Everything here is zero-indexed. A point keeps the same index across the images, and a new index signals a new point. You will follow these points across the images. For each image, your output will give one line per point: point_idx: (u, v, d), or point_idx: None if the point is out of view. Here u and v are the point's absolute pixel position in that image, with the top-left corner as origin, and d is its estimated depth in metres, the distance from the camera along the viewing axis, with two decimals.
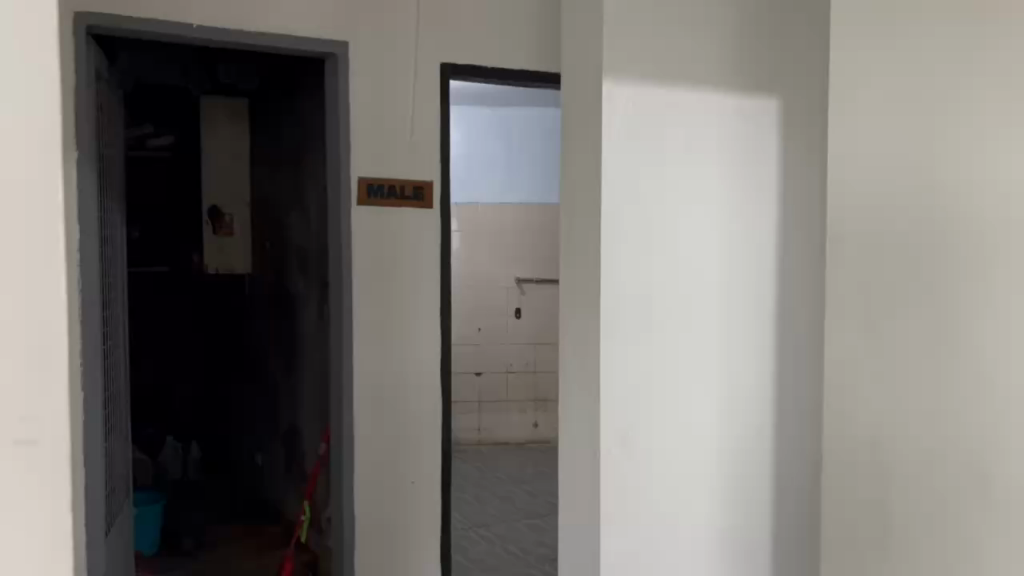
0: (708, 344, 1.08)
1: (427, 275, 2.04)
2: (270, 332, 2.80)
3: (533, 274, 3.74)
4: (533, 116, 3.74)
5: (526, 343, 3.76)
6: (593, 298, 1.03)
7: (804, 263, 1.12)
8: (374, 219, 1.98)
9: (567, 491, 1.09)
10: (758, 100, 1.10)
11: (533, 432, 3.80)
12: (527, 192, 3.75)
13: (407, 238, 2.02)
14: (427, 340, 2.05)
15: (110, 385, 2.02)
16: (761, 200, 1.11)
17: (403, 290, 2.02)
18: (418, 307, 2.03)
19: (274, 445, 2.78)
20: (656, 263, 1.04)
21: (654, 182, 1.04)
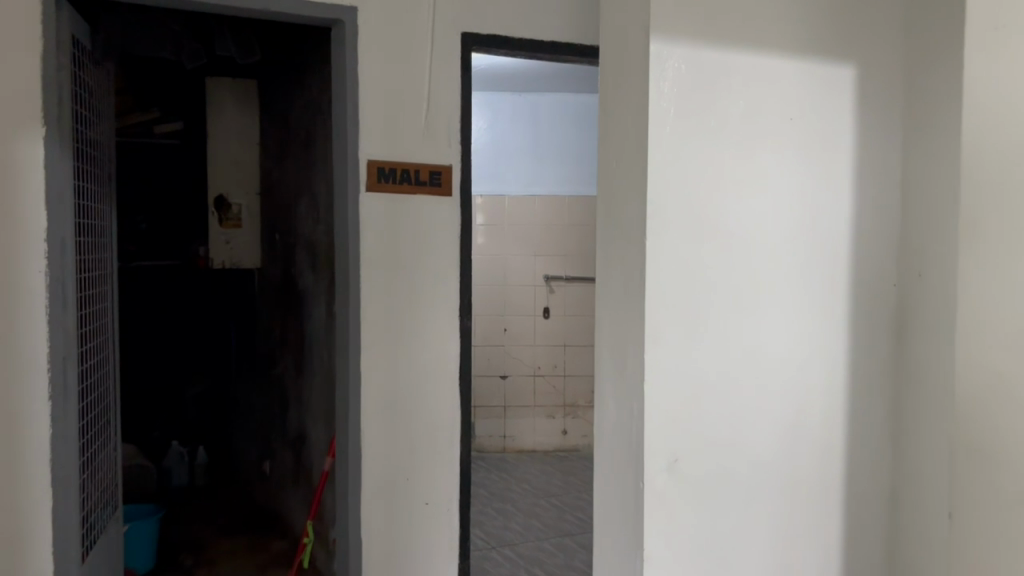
0: (768, 357, 0.91)
1: (444, 274, 1.82)
2: (280, 332, 2.58)
3: (563, 271, 3.51)
4: (563, 102, 3.50)
5: (554, 344, 3.53)
6: (635, 293, 0.87)
7: (875, 258, 0.95)
8: (387, 210, 1.76)
9: (606, 511, 0.95)
10: (830, 68, 0.92)
11: (561, 439, 3.57)
12: (557, 184, 3.52)
13: (422, 233, 1.80)
14: (444, 345, 1.83)
15: (88, 393, 1.83)
16: (830, 184, 0.93)
17: (419, 291, 1.79)
18: (433, 310, 1.81)
19: (282, 451, 2.57)
20: (709, 260, 0.87)
21: (708, 164, 0.87)
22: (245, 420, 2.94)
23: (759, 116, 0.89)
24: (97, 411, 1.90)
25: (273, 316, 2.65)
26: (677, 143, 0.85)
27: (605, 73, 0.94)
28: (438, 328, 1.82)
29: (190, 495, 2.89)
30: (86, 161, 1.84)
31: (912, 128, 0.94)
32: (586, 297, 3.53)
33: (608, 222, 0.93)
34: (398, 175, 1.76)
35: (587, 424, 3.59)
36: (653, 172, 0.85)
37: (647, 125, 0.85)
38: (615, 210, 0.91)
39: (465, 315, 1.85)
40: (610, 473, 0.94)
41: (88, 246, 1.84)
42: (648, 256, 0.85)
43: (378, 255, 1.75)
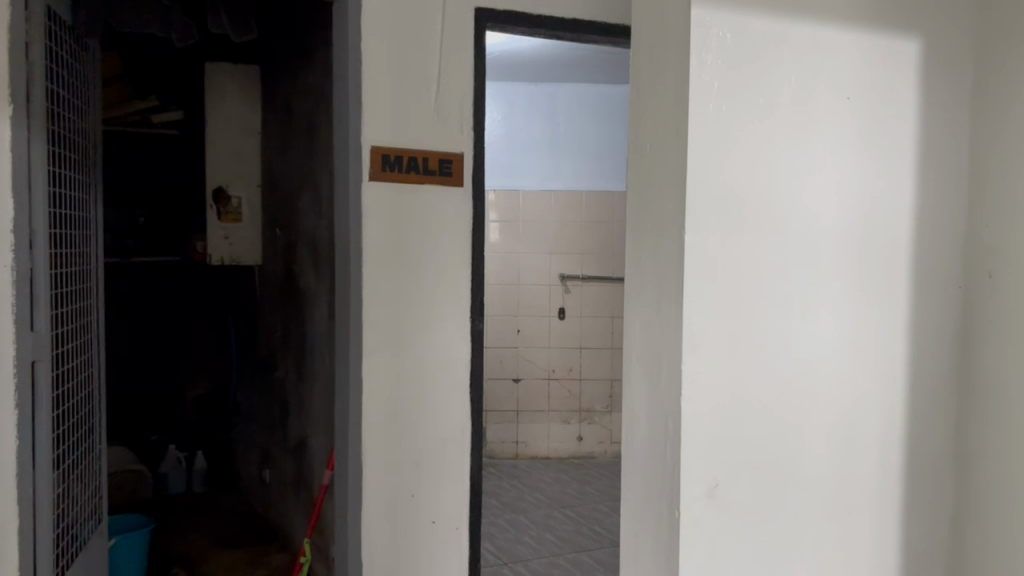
0: (822, 380, 0.75)
1: (454, 275, 1.67)
2: (280, 332, 2.44)
3: (580, 270, 3.35)
4: (581, 92, 3.34)
5: (569, 347, 3.37)
6: (671, 303, 0.72)
7: (942, 260, 0.80)
8: (391, 203, 1.60)
9: (634, 559, 0.79)
10: (888, 40, 0.76)
11: (576, 446, 3.41)
12: (574, 178, 3.36)
13: (431, 229, 1.64)
14: (454, 349, 1.67)
15: (66, 399, 1.69)
16: (893, 174, 0.77)
17: (425, 294, 1.64)
18: (440, 314, 1.66)
19: (282, 458, 2.42)
20: (757, 262, 0.72)
21: (760, 147, 0.71)
22: (246, 424, 2.80)
23: (813, 93, 0.73)
24: (76, 420, 1.75)
25: (273, 316, 2.51)
26: (721, 126, 0.70)
27: (635, 50, 0.79)
28: (446, 333, 1.66)
29: (187, 503, 2.75)
30: (64, 148, 1.70)
31: (987, 109, 0.78)
32: (604, 297, 3.37)
33: (637, 221, 0.78)
34: (405, 164, 1.61)
35: (604, 430, 3.41)
36: (694, 158, 0.69)
37: (686, 102, 0.70)
38: (645, 206, 0.76)
39: (477, 319, 1.70)
40: (640, 518, 0.78)
41: (63, 239, 1.69)
42: (688, 257, 0.70)
43: (381, 253, 1.60)
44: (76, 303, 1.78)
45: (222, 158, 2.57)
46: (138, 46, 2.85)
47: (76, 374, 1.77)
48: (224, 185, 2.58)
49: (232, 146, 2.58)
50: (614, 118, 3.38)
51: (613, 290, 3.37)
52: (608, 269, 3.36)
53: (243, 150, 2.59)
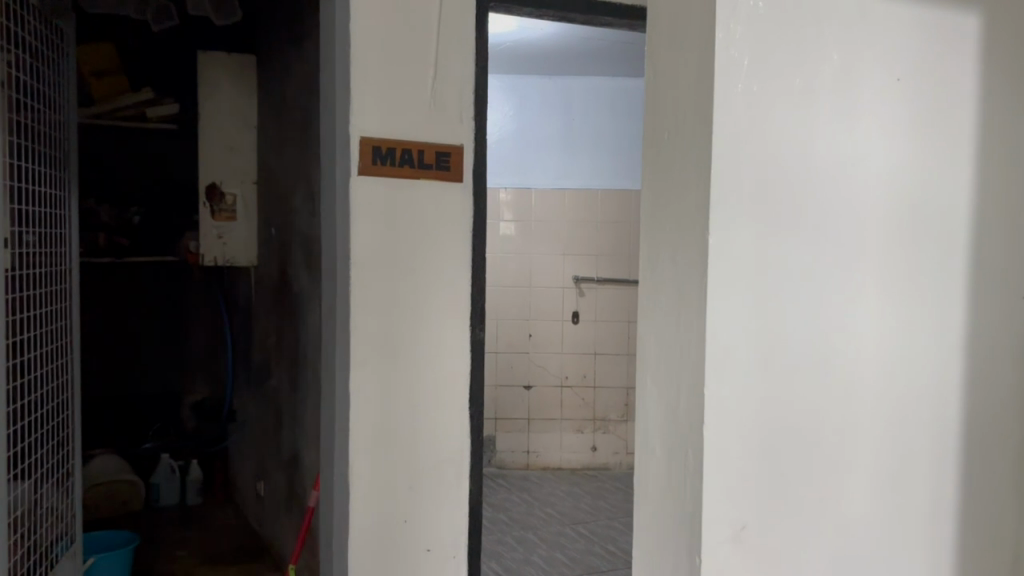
0: (866, 416, 0.60)
1: (452, 281, 1.52)
2: (275, 337, 2.30)
3: (595, 272, 3.19)
4: (597, 86, 3.19)
5: (583, 353, 3.22)
6: (691, 333, 0.58)
7: (1007, 279, 0.64)
8: (382, 200, 1.45)
9: None
10: (952, 11, 0.61)
11: (590, 456, 3.25)
12: (589, 176, 3.21)
13: (426, 230, 1.49)
14: (451, 361, 1.53)
15: (19, 415, 1.57)
16: (948, 172, 0.62)
17: (420, 301, 1.49)
18: (436, 323, 1.51)
19: (276, 471, 2.29)
20: (789, 279, 0.57)
21: (800, 124, 0.57)
22: (242, 433, 2.67)
23: (863, 62, 0.58)
24: (32, 437, 1.62)
25: (268, 320, 2.37)
26: (753, 112, 0.56)
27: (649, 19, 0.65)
28: (443, 344, 1.52)
29: (179, 516, 2.63)
30: (21, 143, 1.57)
31: None
32: (620, 300, 3.21)
33: (649, 228, 0.64)
34: (398, 157, 1.46)
35: (618, 440, 3.26)
36: (721, 135, 0.55)
37: (710, 82, 0.56)
38: (659, 199, 0.62)
39: (478, 328, 1.55)
40: None
41: (18, 242, 1.56)
42: (711, 260, 0.55)
43: (371, 256, 1.45)
44: (36, 309, 1.65)
45: (216, 153, 2.43)
46: (134, 39, 2.76)
47: (34, 387, 1.64)
48: (219, 181, 2.44)
49: (227, 141, 2.45)
50: (632, 113, 3.22)
51: (629, 292, 3.21)
52: (624, 271, 3.20)
53: (237, 145, 2.46)
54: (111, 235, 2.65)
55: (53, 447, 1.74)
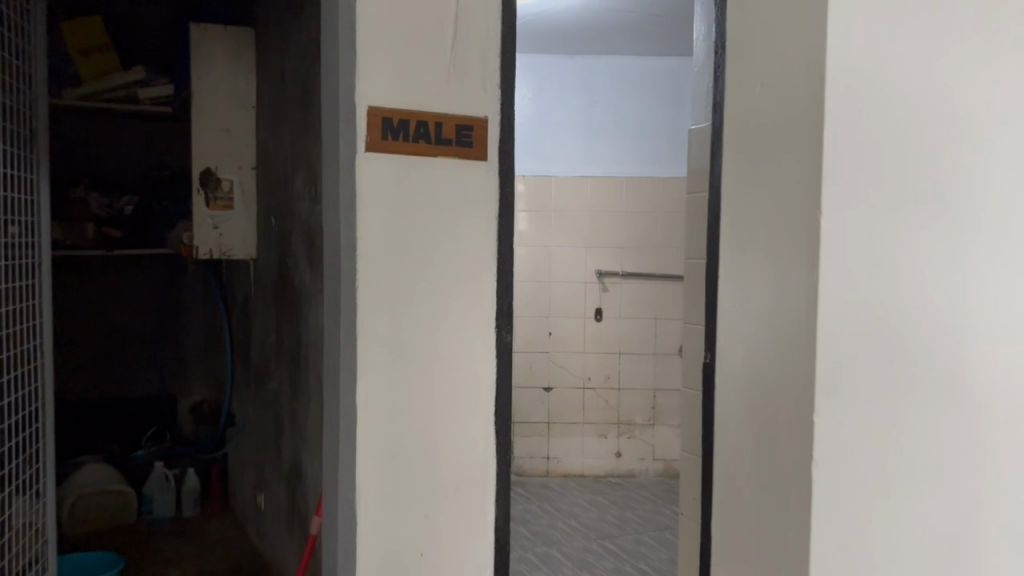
0: (979, 378, 0.64)
1: (474, 276, 1.31)
2: (275, 335, 2.10)
3: (620, 266, 2.97)
4: (623, 66, 2.97)
5: (607, 352, 3.00)
6: (793, 298, 0.64)
7: None
8: (392, 181, 1.24)
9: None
10: None
11: (614, 463, 3.04)
12: (613, 163, 3.00)
13: (445, 217, 1.28)
14: (473, 367, 1.32)
15: None
16: None
17: (437, 299, 1.28)
18: (455, 325, 1.30)
19: (276, 484, 2.09)
20: (902, 247, 0.62)
21: (910, 95, 0.61)
22: (241, 439, 2.47)
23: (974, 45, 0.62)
24: None
25: (267, 318, 2.17)
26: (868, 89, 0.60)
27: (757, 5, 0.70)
28: (464, 349, 1.31)
29: (174, 529, 2.43)
30: None
31: None
32: (646, 297, 2.98)
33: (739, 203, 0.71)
34: (412, 130, 1.24)
35: (645, 445, 3.03)
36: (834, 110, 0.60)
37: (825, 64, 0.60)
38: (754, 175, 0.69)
39: (504, 330, 1.34)
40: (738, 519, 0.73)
41: None
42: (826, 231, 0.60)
43: (380, 246, 1.24)
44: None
45: (209, 136, 2.22)
46: (126, 15, 2.58)
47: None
48: (213, 166, 2.23)
49: (220, 122, 2.24)
50: (659, 96, 3.00)
51: (657, 288, 2.98)
52: (650, 265, 2.97)
53: (233, 127, 2.25)
54: (102, 226, 2.45)
55: (21, 463, 1.54)
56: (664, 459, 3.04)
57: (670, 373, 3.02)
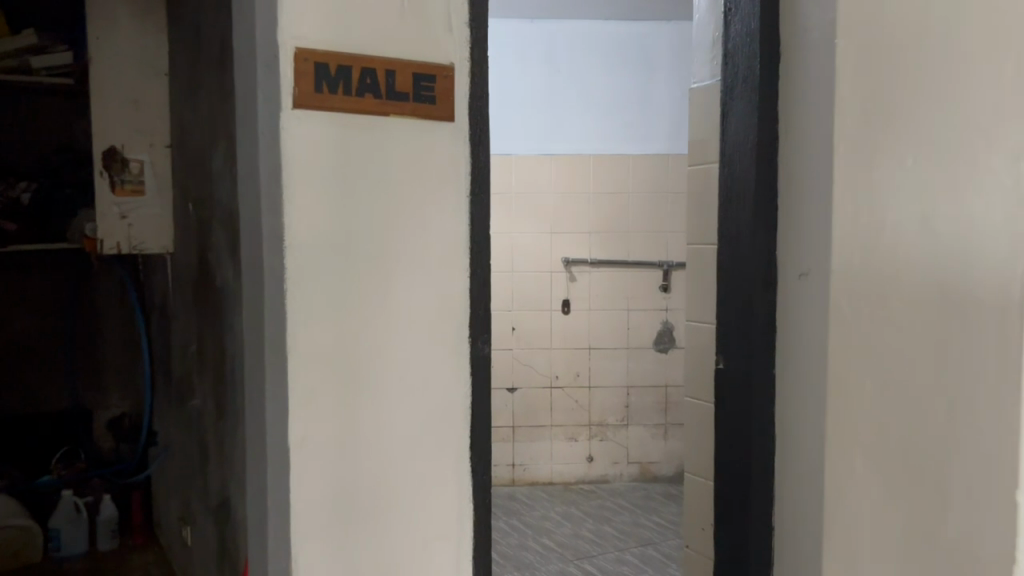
0: None
1: (438, 274, 1.02)
2: (196, 343, 1.77)
3: (589, 253, 2.70)
4: (588, 31, 2.68)
5: (576, 348, 2.73)
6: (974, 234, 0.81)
7: None
8: (329, 150, 0.94)
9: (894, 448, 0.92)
10: None
11: (586, 468, 2.77)
12: (579, 139, 2.71)
13: (400, 196, 0.98)
14: (443, 387, 1.03)
15: None
16: None
17: (393, 304, 0.99)
18: (415, 337, 1.01)
19: (204, 515, 1.77)
20: None
21: None
22: (164, 460, 2.13)
23: None
24: None
25: (188, 322, 1.84)
26: None
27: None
28: (429, 369, 1.02)
29: (86, 569, 2.09)
30: None
31: None
32: (617, 287, 2.72)
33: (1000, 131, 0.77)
34: (356, 81, 0.95)
35: (619, 448, 2.77)
36: None
37: None
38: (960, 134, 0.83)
39: (480, 341, 1.05)
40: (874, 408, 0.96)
41: None
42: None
43: (315, 235, 0.93)
44: None
45: (115, 110, 1.87)
46: None
47: None
48: (119, 145, 1.89)
49: (128, 93, 1.90)
50: (628, 66, 2.71)
51: (628, 277, 2.72)
52: (621, 251, 2.71)
53: (143, 99, 1.91)
54: None
55: None
56: (639, 462, 2.77)
57: (644, 368, 2.75)
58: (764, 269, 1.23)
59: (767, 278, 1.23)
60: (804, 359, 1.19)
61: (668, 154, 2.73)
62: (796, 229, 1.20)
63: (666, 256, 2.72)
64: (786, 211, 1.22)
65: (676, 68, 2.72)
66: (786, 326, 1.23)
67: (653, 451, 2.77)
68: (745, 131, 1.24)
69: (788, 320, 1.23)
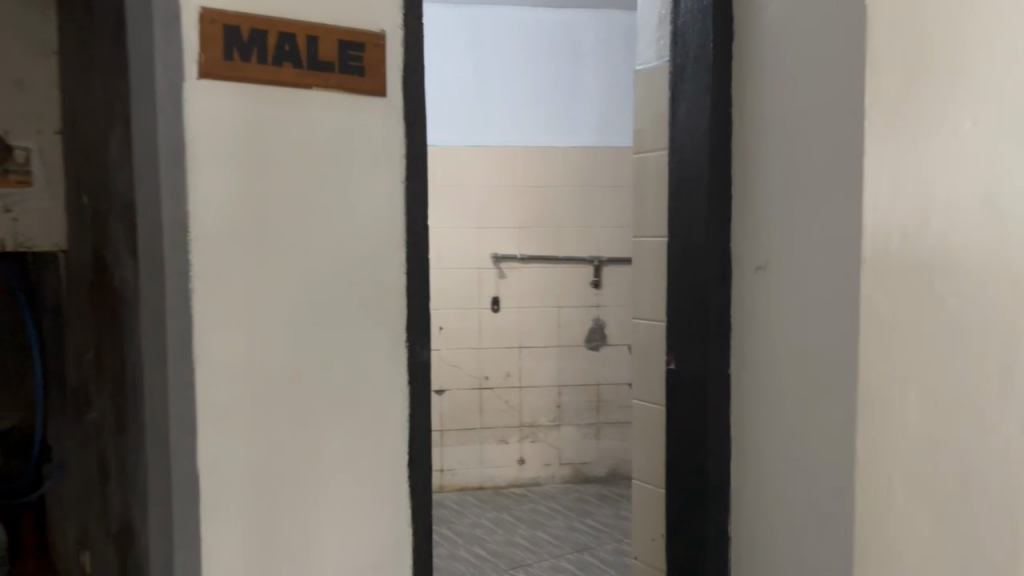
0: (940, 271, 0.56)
1: (370, 271, 0.90)
2: (90, 351, 1.59)
3: (518, 249, 2.60)
4: (515, 18, 2.58)
5: (506, 347, 2.63)
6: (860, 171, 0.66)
7: None
8: (242, 128, 0.81)
9: None
10: None
11: (516, 471, 2.67)
12: (507, 130, 2.61)
13: (324, 183, 0.86)
14: (375, 398, 0.91)
15: None
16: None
17: (318, 307, 0.87)
18: (344, 343, 0.89)
19: (103, 541, 1.58)
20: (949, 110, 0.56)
21: None
22: None
23: None
24: None
25: (80, 327, 1.66)
26: None
27: None
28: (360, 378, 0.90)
29: None
30: None
31: None
32: (547, 284, 2.63)
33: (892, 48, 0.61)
34: (272, 48, 0.82)
35: (550, 450, 2.68)
36: None
37: None
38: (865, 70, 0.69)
39: (419, 346, 0.93)
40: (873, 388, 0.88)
41: None
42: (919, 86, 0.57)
43: (227, 227, 0.81)
44: None
45: None
46: None
47: None
48: None
49: None
50: (555, 55, 2.62)
51: (558, 273, 2.63)
52: (551, 247, 2.62)
53: None
54: None
55: None
56: (572, 463, 2.69)
57: (576, 367, 2.67)
58: (718, 262, 1.15)
59: (721, 272, 1.16)
60: (763, 355, 1.13)
61: (596, 146, 2.66)
62: (753, 219, 1.13)
63: (596, 251, 2.65)
64: (742, 201, 1.15)
65: (604, 59, 2.65)
66: (742, 323, 1.16)
67: (585, 451, 2.70)
68: (697, 117, 1.16)
69: (744, 317, 1.16)
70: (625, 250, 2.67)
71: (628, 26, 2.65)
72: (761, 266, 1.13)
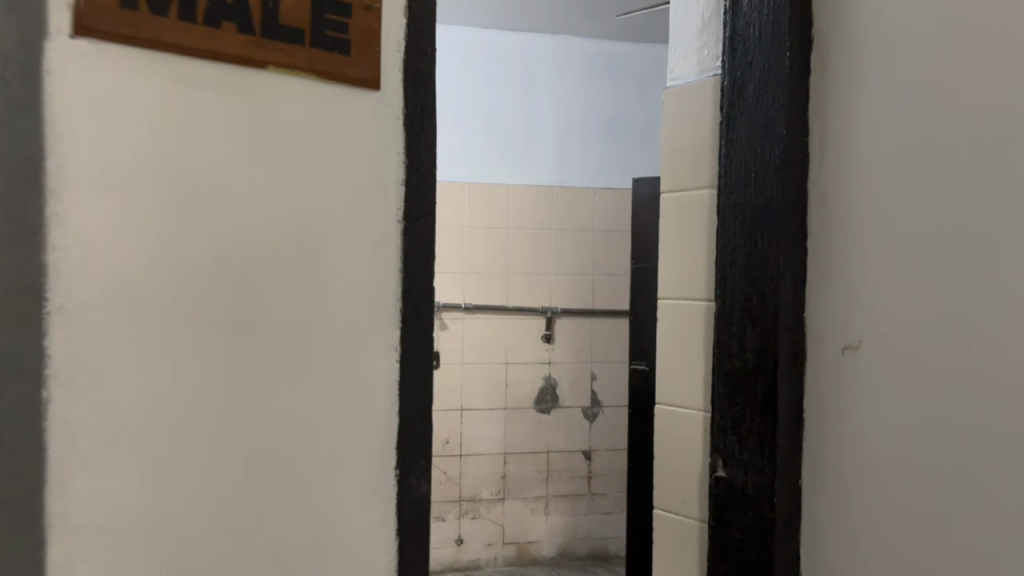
0: None
1: (344, 364, 0.58)
2: None
3: (462, 298, 2.29)
4: (466, 41, 2.30)
5: (446, 409, 2.30)
6: None
7: None
8: (146, 134, 0.49)
9: None
10: None
11: (453, 553, 2.32)
12: (453, 163, 2.30)
13: (278, 227, 0.55)
14: (349, 542, 0.59)
15: None
16: None
17: (262, 422, 0.54)
18: (301, 478, 0.56)
19: None
20: None
21: None
22: None
23: None
24: None
25: None
26: None
27: None
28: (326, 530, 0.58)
29: None
30: None
31: None
32: (493, 338, 2.33)
33: None
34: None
35: (493, 527, 2.34)
36: None
37: None
38: None
39: (415, 475, 0.62)
40: None
41: None
42: None
43: (112, 294, 0.48)
44: None
45: None
46: None
47: None
48: None
49: None
50: (508, 83, 2.33)
51: (506, 325, 2.33)
52: (499, 296, 2.32)
53: None
54: None
55: None
56: (517, 541, 2.36)
57: (524, 432, 2.35)
58: (789, 338, 0.88)
59: (793, 351, 0.88)
60: (851, 463, 0.85)
61: (552, 185, 2.37)
62: (841, 283, 0.86)
63: (549, 301, 2.36)
64: (821, 258, 0.88)
65: (562, 88, 2.37)
66: (820, 418, 0.88)
67: (532, 528, 2.37)
68: (761, 145, 0.89)
69: (821, 411, 0.88)
70: (581, 301, 2.38)
71: (590, 55, 2.38)
72: (849, 346, 0.85)
